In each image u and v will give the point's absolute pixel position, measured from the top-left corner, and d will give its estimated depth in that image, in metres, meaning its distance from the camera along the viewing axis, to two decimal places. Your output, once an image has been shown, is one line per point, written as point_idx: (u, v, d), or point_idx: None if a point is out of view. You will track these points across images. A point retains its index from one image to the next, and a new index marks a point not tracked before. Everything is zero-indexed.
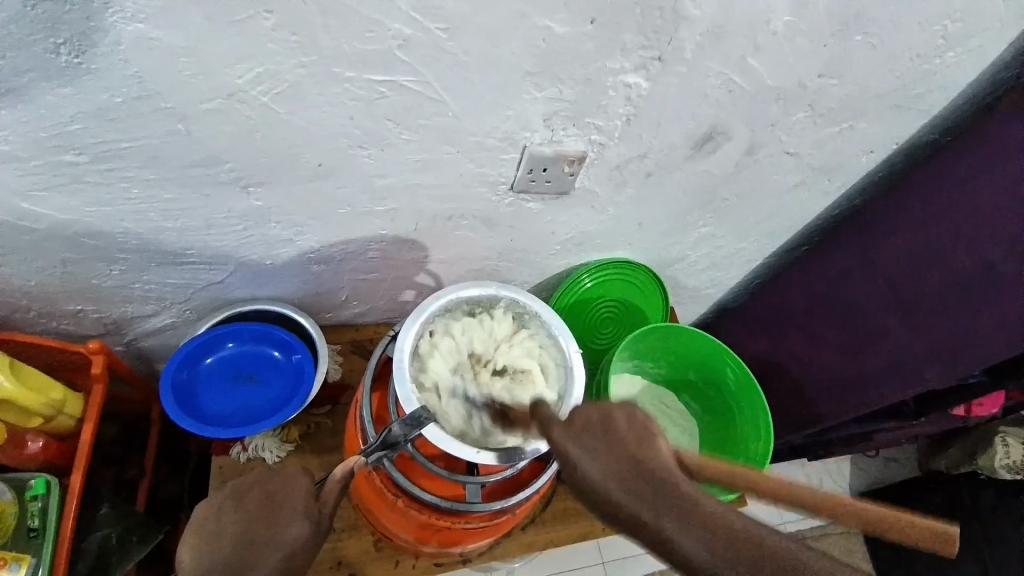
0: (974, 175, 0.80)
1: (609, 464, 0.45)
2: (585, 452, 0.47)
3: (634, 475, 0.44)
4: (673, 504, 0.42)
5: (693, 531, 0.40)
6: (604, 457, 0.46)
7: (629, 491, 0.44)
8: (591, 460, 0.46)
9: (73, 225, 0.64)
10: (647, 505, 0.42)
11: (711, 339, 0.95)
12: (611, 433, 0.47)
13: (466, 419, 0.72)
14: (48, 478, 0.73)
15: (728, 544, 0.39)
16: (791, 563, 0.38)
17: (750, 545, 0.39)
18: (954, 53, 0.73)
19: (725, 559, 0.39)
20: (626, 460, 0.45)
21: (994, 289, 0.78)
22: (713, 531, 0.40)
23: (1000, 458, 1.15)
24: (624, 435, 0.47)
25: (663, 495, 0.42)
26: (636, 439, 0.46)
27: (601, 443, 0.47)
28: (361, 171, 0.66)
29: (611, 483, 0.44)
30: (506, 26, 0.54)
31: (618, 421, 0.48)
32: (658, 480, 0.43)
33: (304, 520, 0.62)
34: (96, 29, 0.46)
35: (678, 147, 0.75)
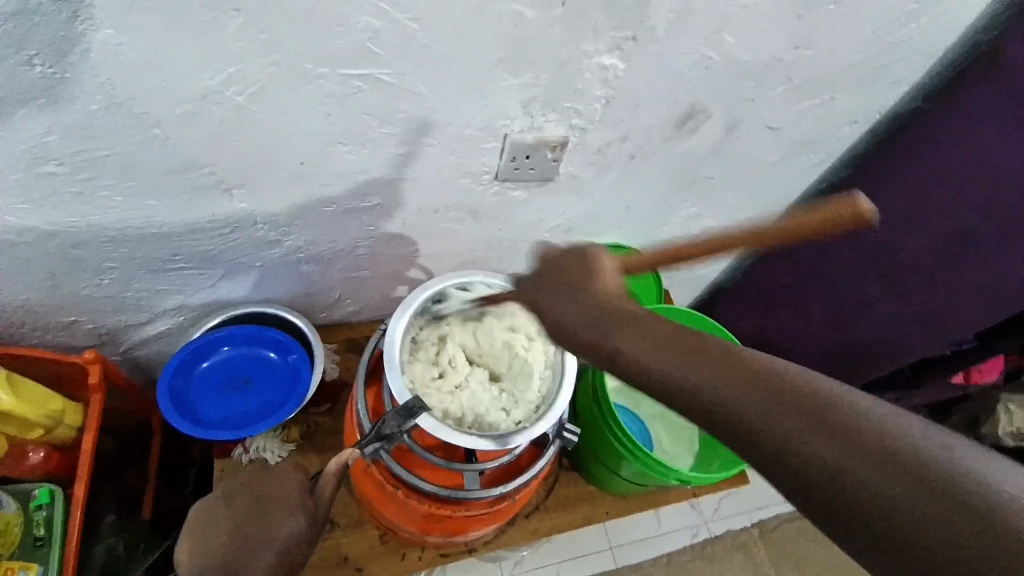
0: (948, 139, 0.80)
1: (583, 307, 0.47)
2: (562, 303, 0.49)
3: (606, 317, 0.46)
4: (662, 345, 0.43)
5: (661, 357, 0.42)
6: (578, 302, 0.48)
7: (597, 334, 0.46)
8: (568, 311, 0.48)
9: (59, 237, 0.64)
10: (646, 351, 0.43)
11: (708, 320, 0.95)
12: (574, 282, 0.49)
13: (480, 417, 0.73)
14: (51, 487, 0.75)
15: (744, 386, 0.40)
16: (774, 380, 0.40)
17: (714, 356, 0.41)
18: (929, 19, 0.73)
19: (712, 383, 0.40)
20: (595, 297, 0.48)
21: (978, 251, 0.83)
22: (678, 353, 0.42)
23: (1003, 425, 1.11)
24: (583, 279, 0.49)
25: (629, 326, 0.45)
26: (586, 274, 0.49)
27: (563, 289, 0.49)
28: (342, 168, 0.66)
29: (580, 324, 0.47)
30: (472, 14, 0.54)
31: (573, 266, 0.50)
32: (631, 322, 0.45)
33: (296, 514, 0.64)
34: (66, 39, 0.46)
35: (659, 127, 0.75)
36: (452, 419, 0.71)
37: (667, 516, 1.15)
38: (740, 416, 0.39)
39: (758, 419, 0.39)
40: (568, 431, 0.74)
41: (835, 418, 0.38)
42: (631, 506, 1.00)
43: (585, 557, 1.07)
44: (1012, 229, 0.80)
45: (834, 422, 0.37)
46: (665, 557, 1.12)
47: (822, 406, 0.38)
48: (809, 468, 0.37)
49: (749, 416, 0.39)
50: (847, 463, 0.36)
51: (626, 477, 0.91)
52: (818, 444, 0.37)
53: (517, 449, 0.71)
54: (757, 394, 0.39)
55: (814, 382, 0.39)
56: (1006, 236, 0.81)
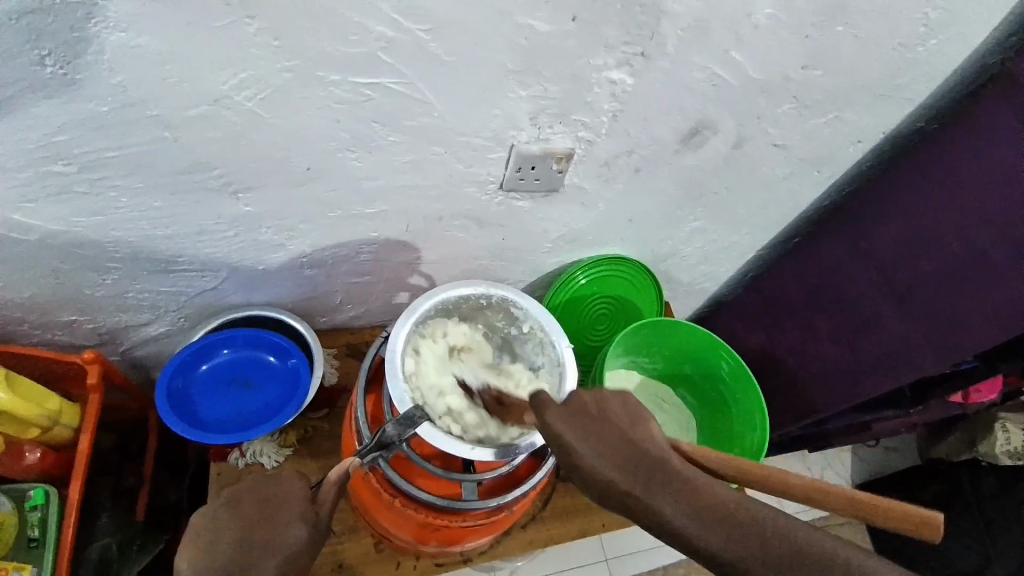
0: (958, 165, 0.81)
1: (608, 453, 0.42)
2: (593, 443, 0.42)
3: (633, 466, 0.41)
4: (697, 509, 0.39)
5: (736, 542, 0.37)
6: (597, 446, 0.42)
7: (635, 484, 0.40)
8: (596, 452, 0.42)
9: (64, 235, 0.64)
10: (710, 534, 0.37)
11: (708, 334, 0.94)
12: (609, 424, 0.43)
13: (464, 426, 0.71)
14: (46, 487, 0.74)
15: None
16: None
17: (788, 548, 0.36)
18: (936, 41, 0.73)
19: (758, 560, 0.36)
20: (629, 447, 0.42)
21: (988, 274, 0.78)
22: (735, 532, 0.37)
23: (1000, 444, 1.14)
24: (620, 425, 0.43)
25: (663, 477, 0.40)
26: (591, 416, 0.44)
27: (584, 421, 0.44)
28: (350, 174, 0.66)
29: (612, 472, 0.41)
30: (486, 26, 0.54)
31: (588, 402, 0.45)
32: (670, 478, 0.40)
33: (301, 523, 0.63)
34: (80, 40, 0.47)
35: (666, 141, 0.75)
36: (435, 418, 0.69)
37: None
38: None
39: None
40: None
41: None
42: (627, 519, 0.99)
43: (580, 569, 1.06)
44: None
45: None
46: (662, 569, 1.12)
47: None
48: None
49: None
50: None
51: None
52: None
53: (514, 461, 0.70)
54: None
55: (874, 568, 0.35)
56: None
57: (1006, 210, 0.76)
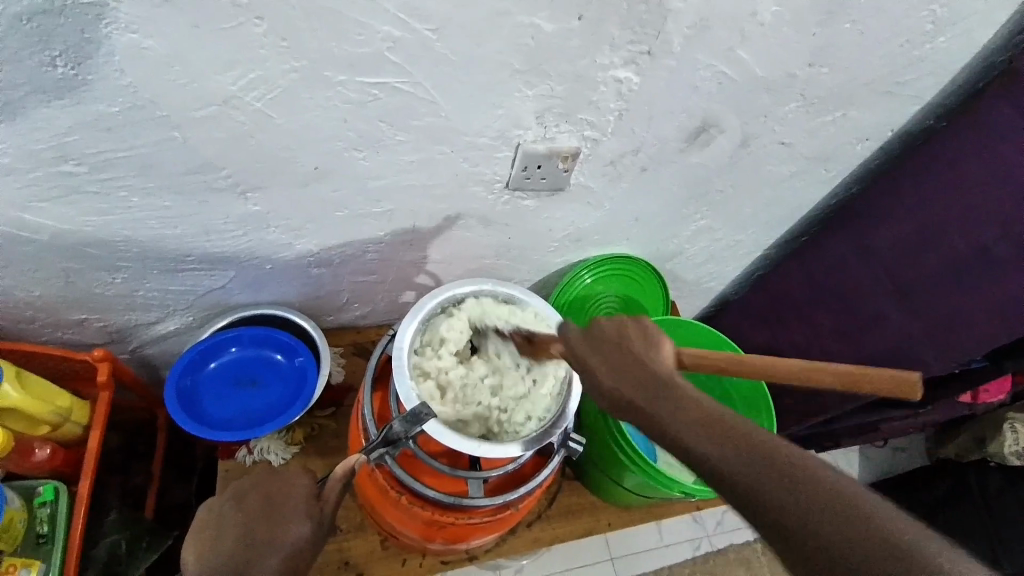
0: (963, 157, 0.80)
1: (621, 372, 0.53)
2: (611, 365, 0.54)
3: (636, 379, 0.52)
4: (680, 412, 0.49)
5: (709, 440, 0.47)
6: (618, 366, 0.54)
7: (637, 393, 0.51)
8: (609, 372, 0.54)
9: (74, 235, 0.65)
10: (695, 435, 0.48)
11: (711, 330, 0.96)
12: (625, 346, 0.55)
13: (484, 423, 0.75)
14: (56, 484, 0.75)
15: (762, 469, 0.45)
16: (793, 467, 0.45)
17: (753, 445, 0.46)
18: (943, 39, 0.73)
19: (722, 449, 0.46)
20: (638, 366, 0.53)
21: (990, 272, 0.79)
22: (712, 431, 0.48)
23: (1009, 445, 1.13)
24: (636, 348, 0.54)
25: (666, 393, 0.51)
26: (615, 344, 0.55)
27: (613, 349, 0.55)
28: (356, 173, 0.66)
29: (624, 387, 0.52)
30: (491, 25, 0.54)
31: (625, 334, 0.56)
32: (669, 392, 0.51)
33: (305, 520, 0.64)
34: (90, 41, 0.47)
35: (671, 140, 0.75)
36: (455, 424, 0.72)
37: (669, 528, 1.15)
38: (761, 493, 0.44)
39: (784, 502, 0.43)
40: (573, 441, 0.74)
41: (819, 488, 0.43)
42: (632, 518, 0.99)
43: (585, 568, 1.05)
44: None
45: (814, 488, 0.44)
46: (667, 569, 1.12)
47: (802, 470, 0.45)
48: (805, 537, 0.42)
49: (746, 484, 0.45)
50: (834, 536, 0.42)
51: (631, 488, 0.90)
52: (815, 513, 0.43)
53: (521, 458, 0.71)
54: (769, 472, 0.45)
55: (806, 460, 0.45)
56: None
57: (1011, 206, 0.76)
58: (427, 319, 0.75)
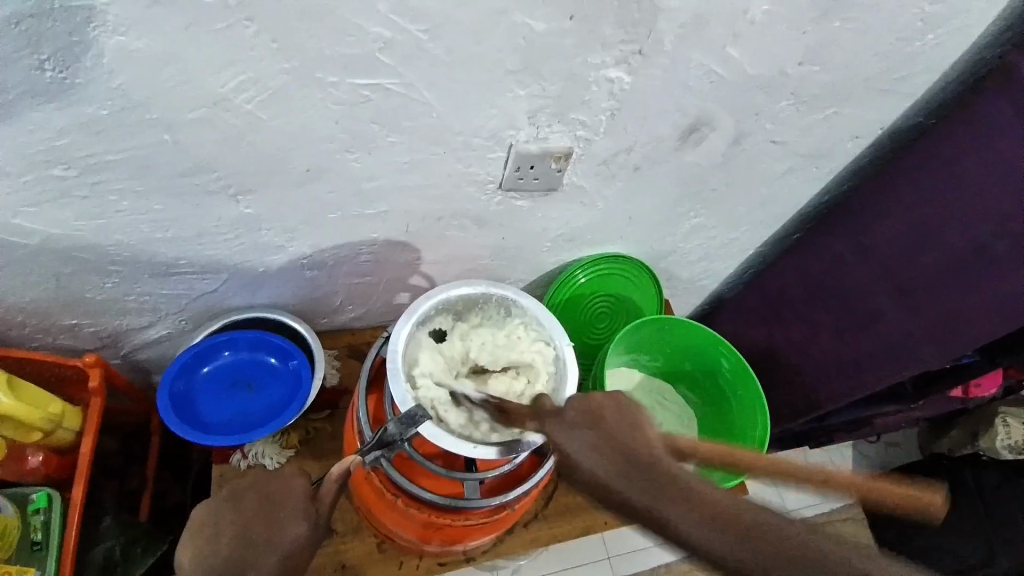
0: (959, 154, 0.80)
1: (606, 455, 0.44)
2: (593, 449, 0.45)
3: (629, 469, 0.43)
4: (686, 507, 0.41)
5: (717, 535, 0.40)
6: (602, 449, 0.45)
7: (627, 488, 0.42)
8: (595, 458, 0.45)
9: (65, 239, 0.64)
10: (709, 537, 0.40)
11: (707, 331, 0.94)
12: (605, 425, 0.46)
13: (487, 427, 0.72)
14: (49, 491, 0.74)
15: (790, 565, 0.39)
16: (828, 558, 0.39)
17: (776, 544, 0.39)
18: (934, 36, 0.73)
19: (740, 551, 0.39)
20: (619, 452, 0.44)
21: (983, 266, 0.78)
22: (725, 532, 0.39)
23: (1001, 438, 1.14)
24: (615, 423, 0.46)
25: (662, 484, 0.42)
26: (599, 419, 0.47)
27: (593, 433, 0.46)
28: (349, 175, 0.66)
29: (613, 479, 0.43)
30: (484, 25, 0.54)
31: (604, 411, 0.47)
32: (664, 479, 0.42)
33: (301, 521, 0.63)
34: (79, 43, 0.47)
35: (664, 139, 0.75)
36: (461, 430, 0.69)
37: None
38: None
39: None
40: None
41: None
42: None
43: (583, 567, 1.06)
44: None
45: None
46: (664, 567, 1.12)
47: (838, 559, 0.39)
48: None
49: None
50: None
51: None
52: None
53: (517, 458, 0.70)
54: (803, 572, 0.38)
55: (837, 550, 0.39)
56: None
57: (1010, 203, 0.75)
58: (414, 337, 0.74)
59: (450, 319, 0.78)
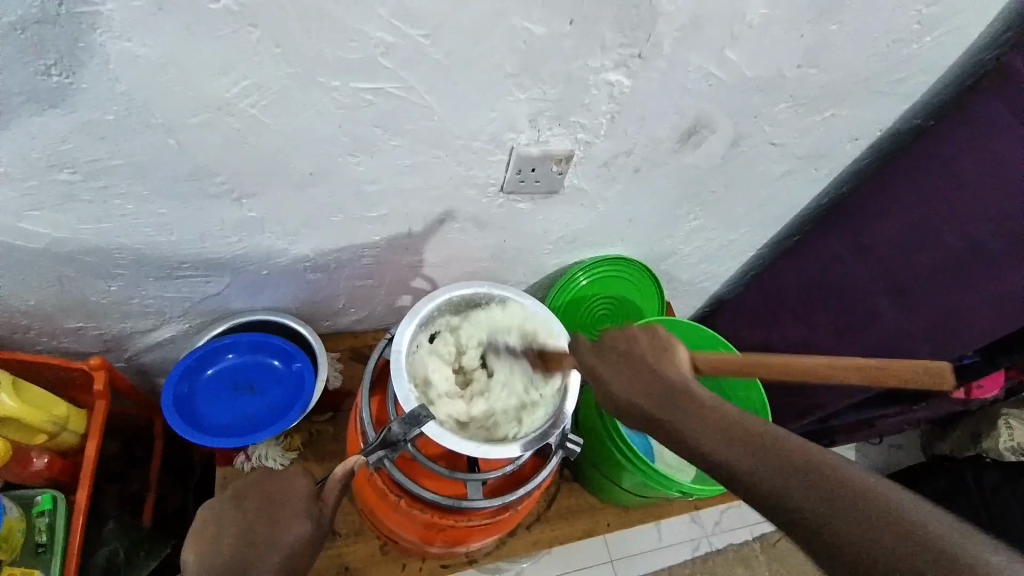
0: (958, 155, 0.80)
1: (635, 382, 0.56)
2: (623, 376, 0.57)
3: (657, 391, 0.55)
4: (701, 423, 0.51)
5: (730, 448, 0.49)
6: (633, 374, 0.57)
7: (658, 407, 0.54)
8: (628, 383, 0.56)
9: (70, 243, 0.65)
10: (714, 444, 0.50)
11: (709, 333, 0.96)
12: (634, 356, 0.58)
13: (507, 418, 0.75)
14: (54, 493, 0.75)
15: (790, 472, 0.46)
16: (836, 485, 0.45)
17: (784, 456, 0.47)
18: (930, 37, 0.74)
19: (752, 465, 0.48)
20: (652, 376, 0.56)
21: (982, 266, 0.80)
22: (737, 443, 0.49)
23: (1005, 440, 1.15)
24: (647, 355, 0.58)
25: (684, 404, 0.53)
26: (656, 354, 0.58)
27: (625, 359, 0.58)
28: (351, 178, 0.67)
29: (642, 399, 0.55)
30: (484, 29, 0.55)
31: (641, 343, 0.59)
32: (686, 404, 0.53)
33: (305, 519, 0.64)
34: (84, 49, 0.47)
35: (663, 141, 0.76)
36: (485, 433, 0.72)
37: (668, 529, 1.15)
38: (801, 510, 0.45)
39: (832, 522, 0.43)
40: (573, 443, 0.75)
41: (867, 502, 0.44)
42: (630, 518, 1.00)
43: (584, 569, 1.05)
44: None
45: (861, 502, 0.44)
46: (666, 570, 1.12)
47: (846, 489, 0.44)
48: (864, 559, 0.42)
49: (769, 491, 0.46)
50: (885, 548, 0.42)
51: (628, 489, 0.91)
52: (863, 534, 0.42)
53: (521, 458, 0.71)
54: (811, 490, 0.45)
55: (849, 478, 0.45)
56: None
57: (1011, 204, 0.76)
58: (413, 354, 0.73)
59: (456, 318, 0.78)
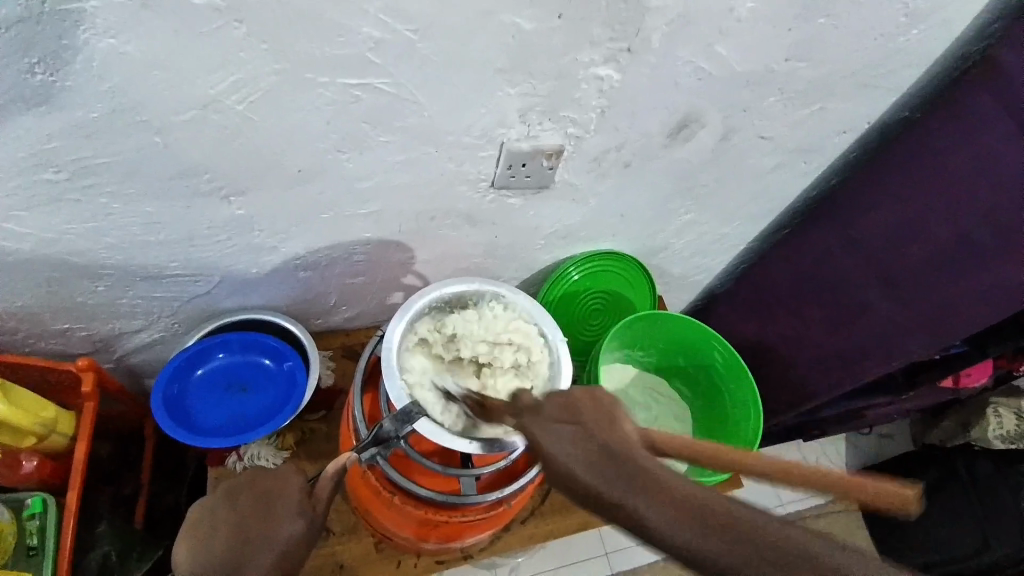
0: (945, 149, 0.81)
1: (584, 453, 0.42)
2: (569, 447, 0.43)
3: (605, 465, 0.41)
4: (669, 512, 0.38)
5: (715, 545, 0.36)
6: (580, 447, 0.42)
7: (612, 486, 0.40)
8: (576, 455, 0.42)
9: (57, 244, 0.64)
10: (693, 542, 0.37)
11: (697, 324, 0.95)
12: (584, 423, 0.44)
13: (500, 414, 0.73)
14: (44, 497, 0.74)
15: (781, 573, 0.35)
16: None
17: (776, 558, 0.35)
18: (917, 30, 0.74)
19: (741, 566, 0.36)
20: (603, 446, 0.42)
21: (971, 259, 0.80)
22: (721, 541, 0.36)
23: (993, 429, 1.16)
24: (597, 426, 0.43)
25: (643, 488, 0.39)
26: (603, 420, 0.44)
27: (571, 428, 0.44)
28: (341, 175, 0.66)
29: (595, 480, 0.41)
30: (472, 25, 0.55)
31: (582, 405, 0.45)
32: (649, 484, 0.40)
33: (295, 517, 0.63)
34: (67, 47, 0.47)
35: (654, 135, 0.76)
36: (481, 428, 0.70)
37: None
38: None
39: None
40: None
41: None
42: None
43: (579, 563, 1.07)
44: (1013, 234, 0.75)
45: None
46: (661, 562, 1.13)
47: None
48: None
49: None
50: None
51: None
52: None
53: (514, 453, 0.71)
54: None
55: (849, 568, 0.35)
56: (1008, 242, 0.76)
57: (996, 200, 0.76)
58: (399, 356, 0.72)
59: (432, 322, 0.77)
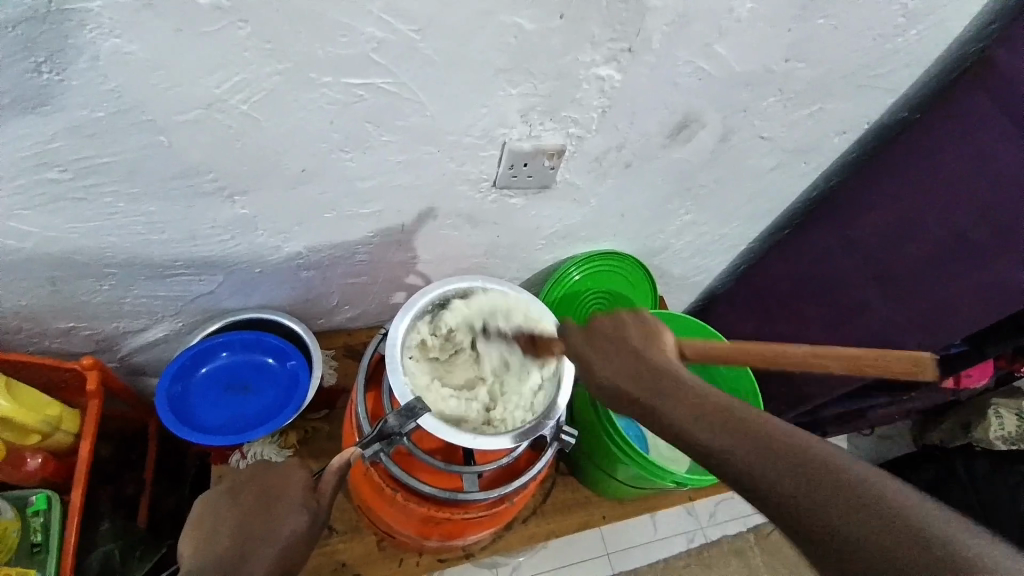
0: (942, 148, 0.81)
1: (621, 367, 0.58)
2: (607, 357, 0.60)
3: (643, 374, 0.57)
4: (679, 404, 0.53)
5: (699, 424, 0.50)
6: (618, 356, 0.60)
7: (638, 387, 0.56)
8: (613, 367, 0.59)
9: (61, 242, 0.65)
10: (684, 421, 0.51)
11: (695, 321, 0.98)
12: (620, 339, 0.61)
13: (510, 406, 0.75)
14: (48, 493, 0.74)
15: (748, 445, 0.47)
16: (799, 455, 0.45)
17: (753, 436, 0.48)
18: (915, 31, 0.75)
19: (725, 443, 0.48)
20: (637, 359, 0.58)
21: (970, 257, 0.80)
22: (707, 423, 0.50)
23: (995, 430, 1.16)
24: (634, 339, 0.60)
25: (664, 389, 0.54)
26: (643, 341, 0.60)
27: (612, 344, 0.61)
28: (344, 174, 0.67)
29: (626, 383, 0.57)
30: (474, 26, 0.55)
31: (629, 330, 0.61)
32: (666, 384, 0.55)
33: (301, 510, 0.65)
34: (72, 47, 0.47)
35: (653, 135, 0.77)
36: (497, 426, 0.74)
37: (663, 521, 1.16)
38: (759, 479, 0.45)
39: (787, 488, 0.44)
40: (567, 435, 0.74)
41: (830, 475, 0.43)
42: (627, 511, 1.00)
43: (581, 563, 1.06)
44: (1011, 232, 0.76)
45: (821, 471, 0.44)
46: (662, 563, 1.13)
47: (804, 456, 0.45)
48: (824, 531, 0.42)
49: (734, 462, 0.47)
50: (846, 523, 0.41)
51: (623, 480, 0.91)
52: (823, 505, 0.42)
53: (516, 450, 0.71)
54: (762, 458, 0.46)
55: (805, 445, 0.46)
56: (1007, 242, 0.77)
57: (995, 197, 0.77)
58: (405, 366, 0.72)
59: (431, 322, 0.76)
